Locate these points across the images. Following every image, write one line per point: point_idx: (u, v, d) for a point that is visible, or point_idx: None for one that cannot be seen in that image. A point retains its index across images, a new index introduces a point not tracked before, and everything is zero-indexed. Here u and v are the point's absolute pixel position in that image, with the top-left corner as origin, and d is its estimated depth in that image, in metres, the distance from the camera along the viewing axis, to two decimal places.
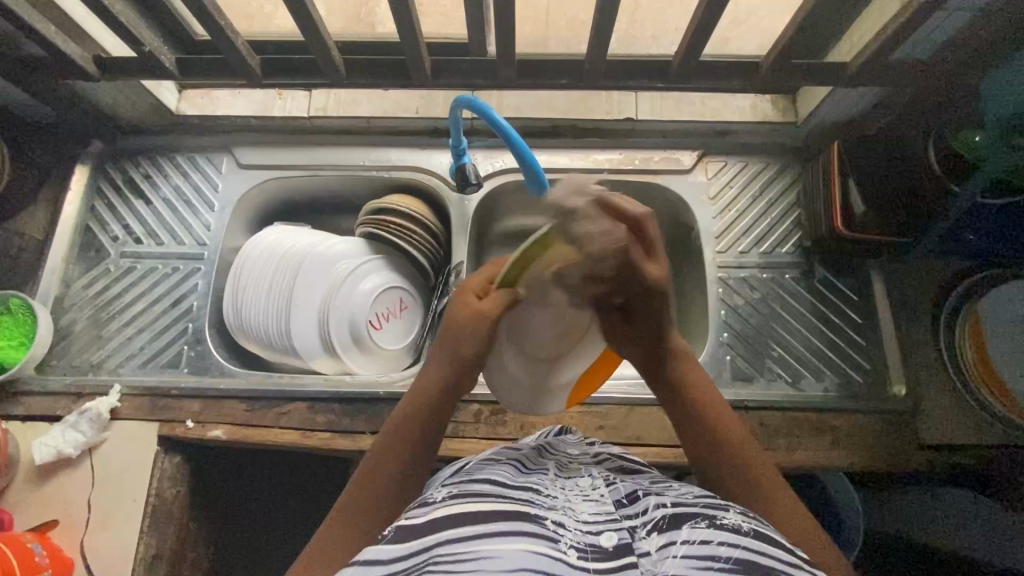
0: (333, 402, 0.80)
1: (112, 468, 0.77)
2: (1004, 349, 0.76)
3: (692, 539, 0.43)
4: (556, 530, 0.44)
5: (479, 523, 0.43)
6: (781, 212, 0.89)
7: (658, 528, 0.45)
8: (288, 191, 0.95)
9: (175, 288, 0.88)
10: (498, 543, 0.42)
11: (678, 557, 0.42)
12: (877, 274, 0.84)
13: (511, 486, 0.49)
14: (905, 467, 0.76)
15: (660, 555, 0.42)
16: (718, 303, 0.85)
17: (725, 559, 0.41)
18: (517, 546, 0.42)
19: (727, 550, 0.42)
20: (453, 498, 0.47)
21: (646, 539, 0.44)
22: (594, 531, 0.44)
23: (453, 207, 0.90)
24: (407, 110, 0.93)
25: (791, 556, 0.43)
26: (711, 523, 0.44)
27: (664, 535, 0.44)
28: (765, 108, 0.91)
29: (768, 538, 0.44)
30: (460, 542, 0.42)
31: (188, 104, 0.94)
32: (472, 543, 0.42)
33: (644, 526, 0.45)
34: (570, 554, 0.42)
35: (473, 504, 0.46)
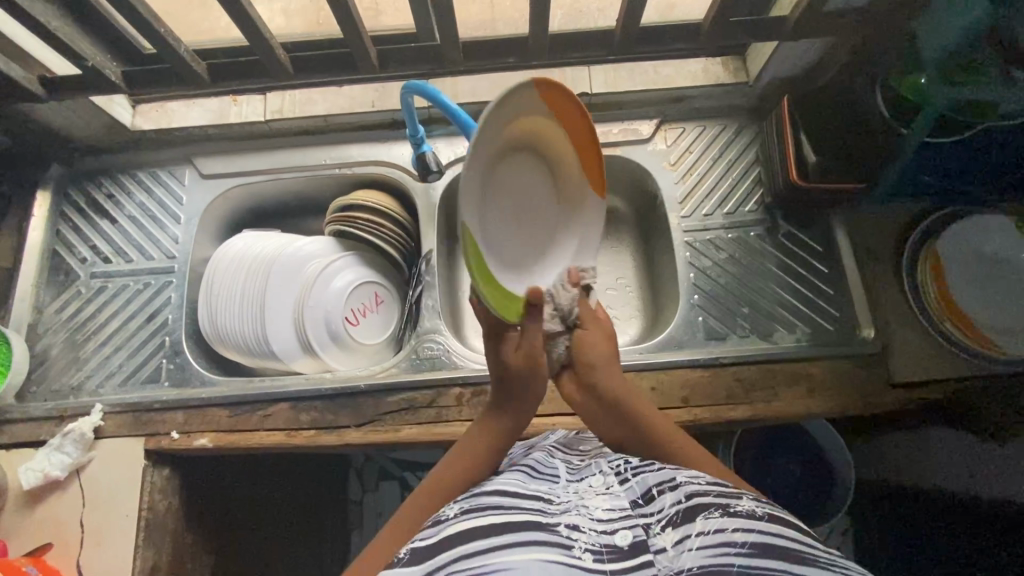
0: (316, 399, 0.80)
1: (102, 486, 0.78)
2: (963, 282, 0.79)
3: (706, 530, 0.45)
4: (570, 535, 0.47)
5: (493, 537, 0.46)
6: (741, 171, 0.90)
7: (672, 523, 0.48)
8: (254, 197, 0.95)
9: (149, 304, 0.88)
10: (516, 555, 0.44)
11: (694, 549, 0.44)
12: (838, 223, 0.86)
13: (524, 496, 0.52)
14: (880, 408, 0.78)
15: (677, 549, 0.45)
16: (686, 266, 0.86)
17: (742, 544, 0.43)
18: (534, 557, 0.44)
19: (743, 536, 0.44)
20: (466, 513, 0.50)
21: (661, 534, 0.47)
22: (609, 531, 0.48)
23: (419, 197, 0.90)
24: (365, 104, 0.92)
25: (809, 537, 0.45)
26: (724, 512, 0.46)
27: (679, 530, 0.47)
28: (717, 70, 0.91)
29: (783, 520, 0.46)
30: (480, 555, 0.45)
31: (143, 118, 0.92)
32: (492, 555, 0.44)
33: (659, 522, 0.49)
34: (585, 558, 0.45)
35: (485, 517, 0.48)
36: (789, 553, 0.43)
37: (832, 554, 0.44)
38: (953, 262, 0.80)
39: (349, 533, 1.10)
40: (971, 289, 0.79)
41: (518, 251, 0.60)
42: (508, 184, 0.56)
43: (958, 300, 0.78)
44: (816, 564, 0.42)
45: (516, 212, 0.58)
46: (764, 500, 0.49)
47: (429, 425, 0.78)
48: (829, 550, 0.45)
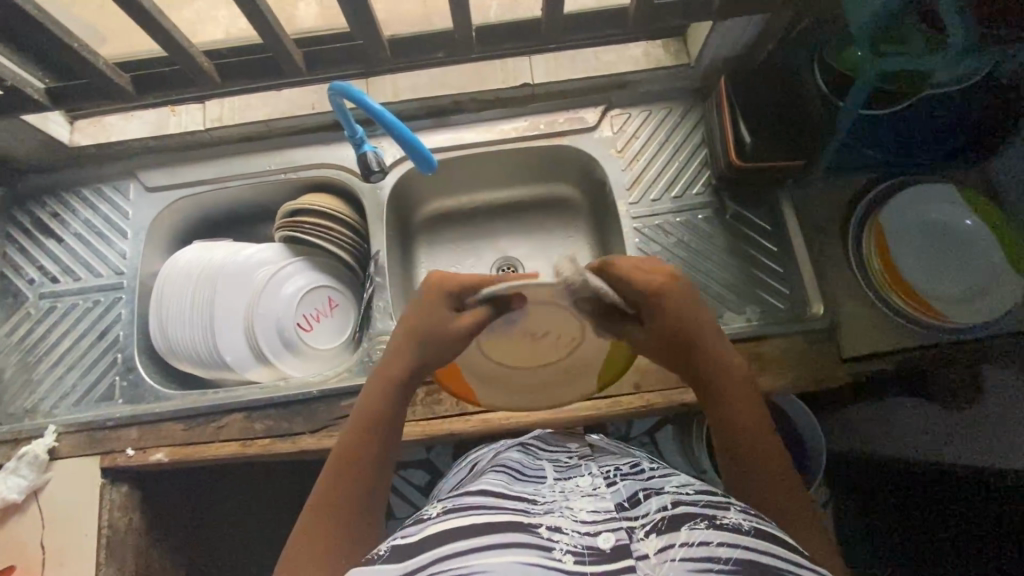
0: (269, 408, 0.80)
1: (59, 507, 0.77)
2: (904, 249, 0.79)
3: (691, 541, 0.45)
4: (550, 537, 0.46)
5: (475, 538, 0.46)
6: (688, 154, 0.90)
7: (657, 530, 0.47)
8: (202, 208, 0.94)
9: (99, 321, 0.87)
10: (493, 558, 0.44)
11: (678, 560, 0.43)
12: (786, 201, 0.85)
13: (509, 497, 0.53)
14: (830, 381, 0.78)
15: (659, 558, 0.44)
16: (636, 252, 0.86)
17: (726, 560, 0.44)
18: (512, 558, 0.44)
19: (727, 551, 0.44)
20: (450, 513, 0.50)
21: (644, 540, 0.46)
22: (592, 532, 0.47)
23: (367, 197, 0.90)
24: (305, 107, 0.91)
25: (795, 556, 0.46)
26: (711, 524, 0.47)
27: (663, 537, 0.46)
28: (657, 54, 0.90)
29: (768, 536, 0.47)
30: (457, 558, 0.44)
31: (82, 134, 0.91)
32: (465, 559, 0.44)
33: (643, 527, 0.48)
34: (565, 560, 0.44)
35: (467, 518, 0.49)
36: (771, 570, 0.44)
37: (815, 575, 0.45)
38: (896, 241, 0.80)
39: None
40: (917, 257, 0.79)
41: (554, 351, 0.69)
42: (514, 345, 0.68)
43: (905, 274, 0.78)
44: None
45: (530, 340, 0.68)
46: (752, 513, 0.50)
47: None
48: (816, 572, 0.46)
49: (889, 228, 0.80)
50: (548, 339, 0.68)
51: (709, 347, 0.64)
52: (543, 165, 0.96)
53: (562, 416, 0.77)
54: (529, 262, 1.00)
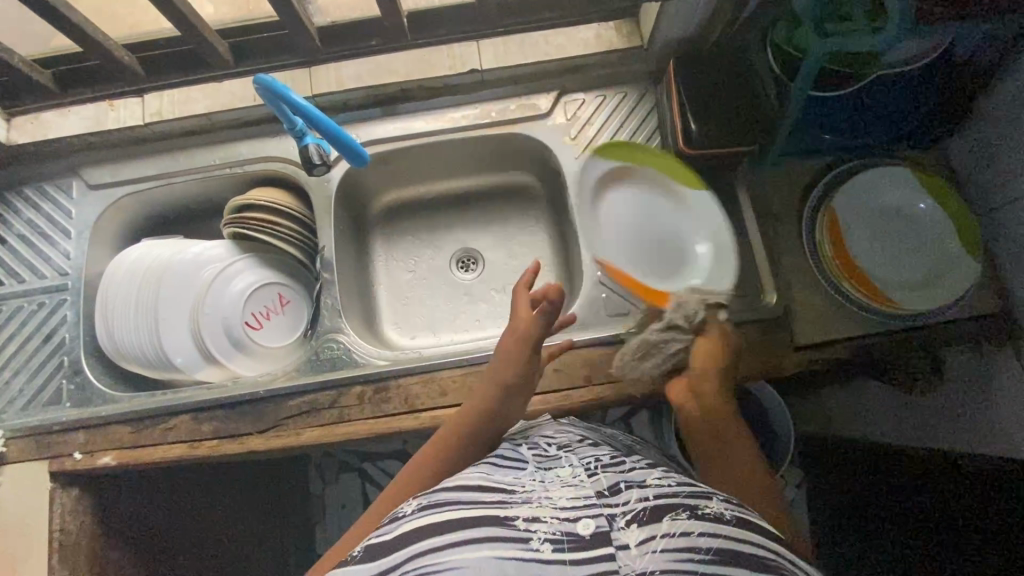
0: (216, 409, 0.79)
1: (6, 514, 0.77)
2: (857, 237, 0.78)
3: (671, 533, 0.45)
4: (527, 527, 0.45)
5: (447, 534, 0.45)
6: (644, 139, 0.87)
7: (638, 519, 0.46)
8: (149, 205, 0.93)
9: (45, 324, 0.86)
10: (464, 552, 0.44)
11: (659, 551, 0.44)
12: (742, 186, 0.84)
13: (485, 489, 0.50)
14: (782, 370, 0.76)
15: (640, 549, 0.44)
16: (589, 244, 0.85)
17: (705, 550, 0.44)
18: (488, 553, 0.43)
19: (707, 541, 0.45)
20: (424, 510, 0.48)
21: (625, 530, 0.46)
22: (571, 518, 0.46)
23: (315, 191, 0.88)
24: (247, 99, 0.87)
25: (768, 541, 0.48)
26: (691, 514, 0.47)
27: (644, 528, 0.46)
28: (610, 35, 0.87)
29: (747, 524, 0.48)
30: (430, 552, 0.44)
31: (18, 132, 0.87)
32: (440, 553, 0.43)
33: (624, 516, 0.47)
34: (544, 549, 0.44)
35: (443, 514, 0.47)
36: (750, 559, 0.45)
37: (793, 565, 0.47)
38: (849, 224, 0.78)
39: (310, 521, 1.20)
40: (872, 249, 0.78)
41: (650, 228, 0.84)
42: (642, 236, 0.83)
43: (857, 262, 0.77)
44: (777, 570, 0.45)
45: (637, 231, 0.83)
46: (734, 501, 0.51)
47: (332, 426, 0.77)
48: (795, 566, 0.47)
49: (843, 216, 0.78)
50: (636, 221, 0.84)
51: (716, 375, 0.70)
52: (497, 154, 0.96)
53: None
54: (487, 254, 1.01)
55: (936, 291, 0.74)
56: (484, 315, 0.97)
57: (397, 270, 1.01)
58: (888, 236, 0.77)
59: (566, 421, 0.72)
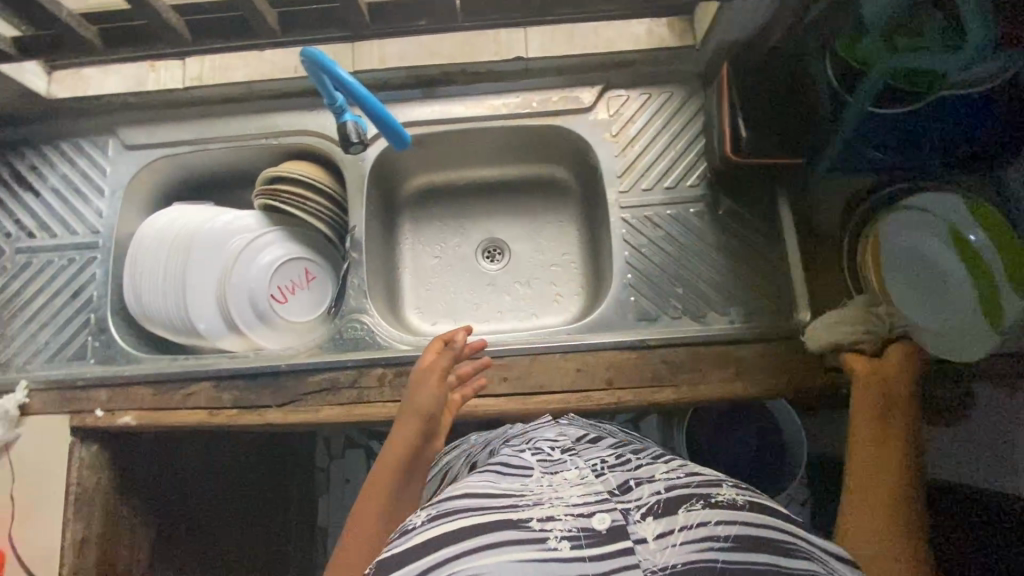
0: (237, 378, 0.79)
1: (30, 463, 0.79)
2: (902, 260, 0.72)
3: (689, 524, 0.43)
4: (543, 527, 0.43)
5: (464, 541, 0.41)
6: (687, 142, 0.85)
7: (654, 512, 0.45)
8: (181, 169, 0.92)
9: (74, 279, 0.86)
10: (485, 556, 0.40)
11: (678, 545, 0.42)
12: (785, 196, 0.81)
13: (493, 496, 0.46)
14: (811, 390, 0.75)
15: (660, 544, 0.42)
16: (621, 244, 0.83)
17: (724, 538, 0.42)
18: (507, 558, 0.40)
19: (725, 529, 0.43)
20: (433, 520, 0.44)
21: (641, 524, 0.44)
22: (586, 514, 0.45)
23: (348, 168, 0.88)
24: (287, 70, 0.86)
25: (790, 524, 0.46)
26: (706, 503, 0.45)
27: (661, 521, 0.44)
28: (662, 32, 0.84)
29: (762, 508, 0.46)
30: (444, 562, 0.40)
31: (59, 86, 0.88)
32: (455, 562, 0.40)
33: (638, 509, 0.45)
34: (563, 547, 0.42)
35: (454, 523, 0.43)
36: (771, 544, 0.43)
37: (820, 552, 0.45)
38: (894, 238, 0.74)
39: (315, 496, 1.21)
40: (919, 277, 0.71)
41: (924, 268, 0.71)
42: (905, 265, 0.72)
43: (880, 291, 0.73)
44: (796, 553, 0.43)
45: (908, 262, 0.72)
46: (746, 487, 0.49)
47: (350, 406, 0.77)
48: (821, 552, 0.45)
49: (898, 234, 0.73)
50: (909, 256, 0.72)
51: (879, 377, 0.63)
52: (534, 145, 0.94)
53: (531, 407, 0.76)
54: (515, 245, 1.00)
55: (968, 342, 0.65)
56: (507, 307, 0.97)
57: (423, 255, 1.00)
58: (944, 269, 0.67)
59: (566, 421, 0.71)
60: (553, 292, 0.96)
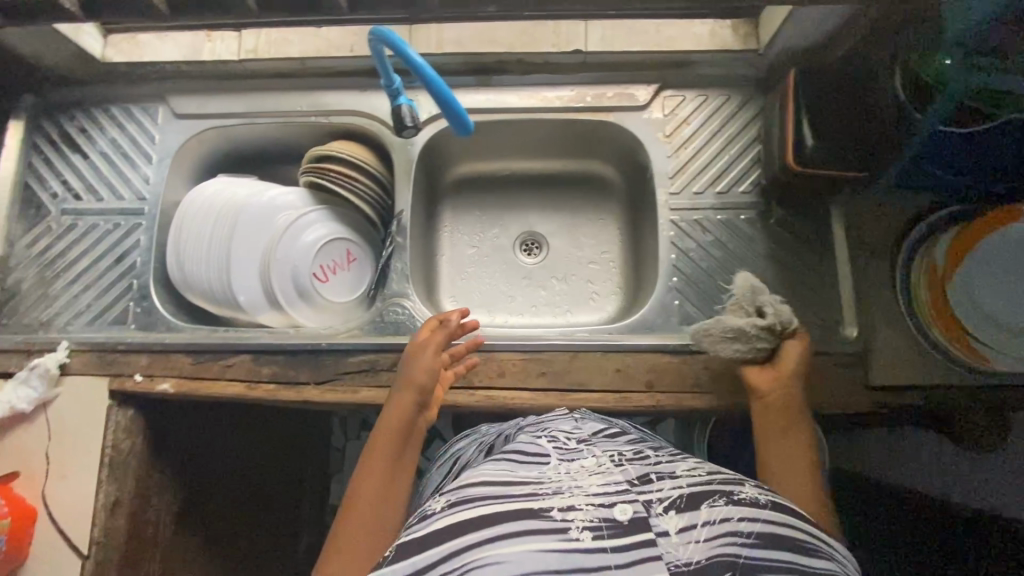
0: (277, 353, 0.80)
1: (67, 423, 0.79)
2: (976, 282, 0.73)
3: (712, 519, 0.43)
4: (564, 516, 0.42)
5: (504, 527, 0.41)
6: (740, 149, 0.84)
7: (676, 507, 0.44)
8: (229, 142, 0.92)
9: (119, 244, 0.87)
10: (510, 545, 0.40)
11: (701, 540, 0.42)
12: (837, 210, 0.80)
13: (511, 483, 0.45)
14: (850, 408, 0.75)
15: (682, 538, 0.42)
16: (669, 247, 0.83)
17: (747, 534, 0.42)
18: (530, 546, 0.40)
19: (747, 525, 0.43)
20: (454, 506, 0.43)
21: (664, 516, 0.43)
22: (607, 504, 0.44)
23: (396, 152, 0.87)
24: (343, 49, 0.86)
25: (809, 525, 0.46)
26: (729, 500, 0.45)
27: (684, 515, 0.43)
28: (725, 34, 0.84)
29: (782, 507, 0.46)
30: (466, 550, 0.40)
31: (114, 51, 0.88)
32: (478, 550, 0.40)
33: (661, 502, 0.44)
34: (584, 537, 0.41)
35: (474, 510, 0.43)
36: (791, 541, 0.43)
37: (833, 549, 0.45)
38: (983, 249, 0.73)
39: (327, 474, 1.22)
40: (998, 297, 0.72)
41: (1002, 284, 0.72)
42: (983, 282, 0.73)
43: (969, 309, 0.73)
44: (814, 552, 0.43)
45: (989, 277, 0.73)
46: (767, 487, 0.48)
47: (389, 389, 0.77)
48: (834, 551, 0.45)
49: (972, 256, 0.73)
50: (987, 271, 0.73)
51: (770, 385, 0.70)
52: (583, 140, 0.93)
53: (568, 404, 0.75)
54: (553, 240, 0.99)
55: None
56: (542, 302, 0.96)
57: (461, 244, 0.99)
58: (1020, 280, 0.72)
59: (580, 415, 0.69)
60: (590, 290, 0.96)
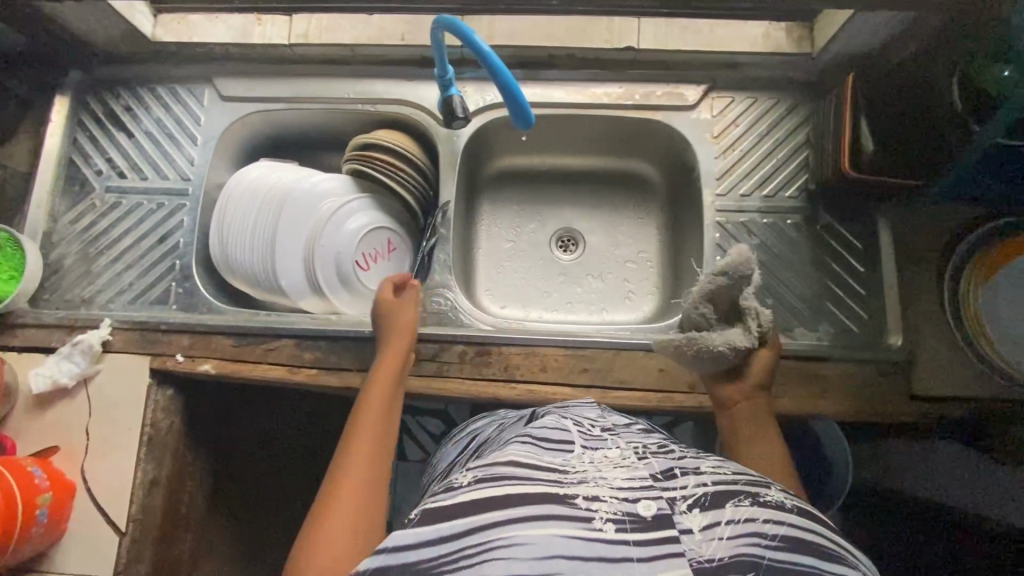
0: (319, 339, 0.80)
1: (107, 400, 0.79)
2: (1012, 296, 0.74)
3: (737, 518, 0.39)
4: (588, 506, 0.38)
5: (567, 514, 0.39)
6: (787, 153, 0.84)
7: (700, 505, 0.40)
8: (273, 125, 0.92)
9: (162, 224, 0.87)
10: (534, 527, 0.36)
11: (725, 539, 0.38)
12: (885, 221, 0.80)
13: (536, 467, 0.41)
14: (894, 416, 0.74)
15: (705, 535, 0.38)
16: (714, 249, 0.83)
17: (773, 537, 0.38)
18: (556, 531, 0.36)
19: (773, 527, 0.39)
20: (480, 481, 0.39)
21: (687, 514, 0.39)
22: (631, 498, 0.39)
23: (441, 143, 0.87)
24: (394, 37, 0.86)
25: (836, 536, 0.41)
26: (755, 501, 0.41)
27: (708, 513, 0.39)
28: (779, 37, 0.83)
29: (811, 515, 0.41)
30: (489, 527, 0.36)
31: (164, 30, 0.88)
32: (504, 529, 0.36)
33: (685, 499, 0.40)
34: (607, 530, 0.37)
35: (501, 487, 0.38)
36: (819, 550, 0.38)
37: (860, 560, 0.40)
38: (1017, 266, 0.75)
39: None
40: None
41: None
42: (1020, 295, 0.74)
43: (988, 321, 0.75)
44: (844, 562, 0.38)
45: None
46: (792, 492, 0.44)
47: (431, 379, 0.77)
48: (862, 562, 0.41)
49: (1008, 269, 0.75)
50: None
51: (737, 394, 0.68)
52: (626, 138, 0.93)
53: (608, 401, 0.76)
54: (590, 237, 0.99)
55: None
56: (578, 299, 0.96)
57: (498, 238, 0.99)
58: None
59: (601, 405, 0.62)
60: (626, 289, 0.96)
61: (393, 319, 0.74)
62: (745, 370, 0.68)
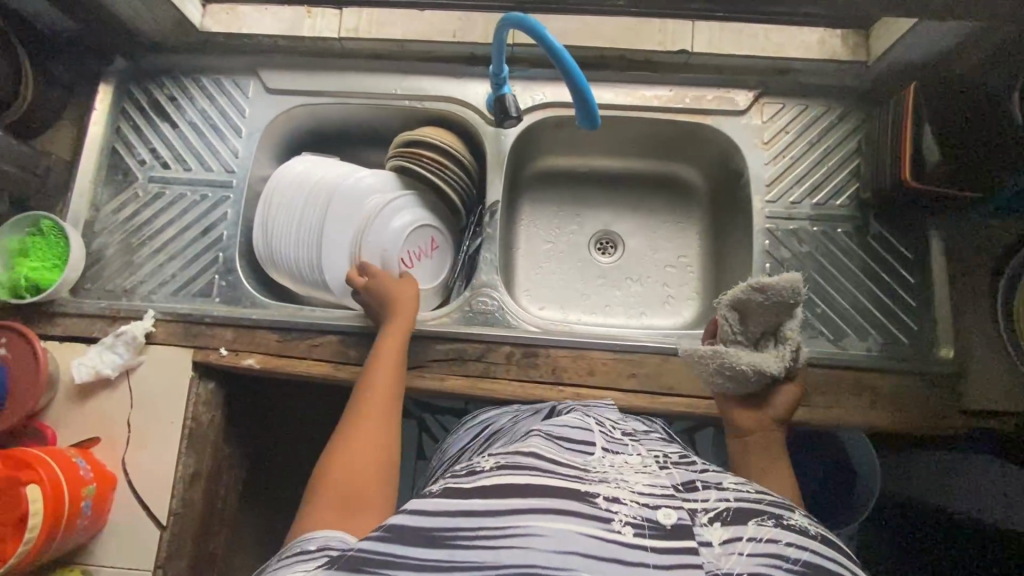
0: (366, 337, 0.79)
1: (146, 392, 0.78)
2: None
3: (758, 537, 0.37)
4: (608, 506, 0.36)
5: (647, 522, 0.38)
6: (836, 162, 0.84)
7: (722, 519, 0.38)
8: (316, 120, 0.91)
9: (205, 215, 0.86)
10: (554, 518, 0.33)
11: (747, 555, 0.36)
12: (935, 230, 0.80)
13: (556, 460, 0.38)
14: (942, 429, 0.74)
15: (725, 549, 0.36)
16: (763, 256, 0.82)
17: (795, 561, 0.35)
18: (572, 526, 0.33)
19: (795, 552, 0.36)
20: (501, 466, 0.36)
21: (707, 527, 0.37)
22: (650, 504, 0.37)
23: (488, 142, 0.87)
24: (444, 34, 0.85)
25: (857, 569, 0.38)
26: (778, 523, 0.38)
27: (729, 528, 0.37)
28: (834, 43, 0.83)
29: (835, 546, 0.39)
30: (509, 513, 0.33)
31: (212, 21, 0.87)
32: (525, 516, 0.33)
33: (705, 512, 0.38)
34: (625, 533, 0.34)
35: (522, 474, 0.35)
36: None
37: None
38: None
39: None
40: None
41: None
42: None
43: None
44: None
45: None
46: (815, 518, 0.41)
47: (475, 379, 0.77)
48: None
49: None
50: None
51: (755, 426, 0.64)
52: (671, 141, 0.92)
53: (657, 407, 0.75)
54: (629, 240, 0.98)
55: None
56: (617, 302, 0.95)
57: (536, 238, 0.99)
58: None
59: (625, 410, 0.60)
60: (665, 294, 0.95)
61: (392, 306, 0.74)
62: (767, 402, 0.65)
